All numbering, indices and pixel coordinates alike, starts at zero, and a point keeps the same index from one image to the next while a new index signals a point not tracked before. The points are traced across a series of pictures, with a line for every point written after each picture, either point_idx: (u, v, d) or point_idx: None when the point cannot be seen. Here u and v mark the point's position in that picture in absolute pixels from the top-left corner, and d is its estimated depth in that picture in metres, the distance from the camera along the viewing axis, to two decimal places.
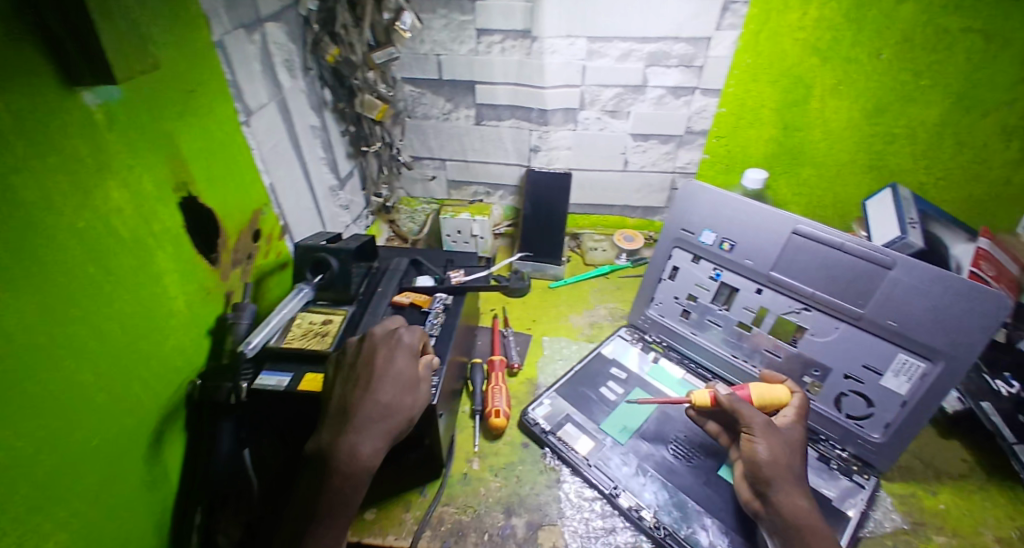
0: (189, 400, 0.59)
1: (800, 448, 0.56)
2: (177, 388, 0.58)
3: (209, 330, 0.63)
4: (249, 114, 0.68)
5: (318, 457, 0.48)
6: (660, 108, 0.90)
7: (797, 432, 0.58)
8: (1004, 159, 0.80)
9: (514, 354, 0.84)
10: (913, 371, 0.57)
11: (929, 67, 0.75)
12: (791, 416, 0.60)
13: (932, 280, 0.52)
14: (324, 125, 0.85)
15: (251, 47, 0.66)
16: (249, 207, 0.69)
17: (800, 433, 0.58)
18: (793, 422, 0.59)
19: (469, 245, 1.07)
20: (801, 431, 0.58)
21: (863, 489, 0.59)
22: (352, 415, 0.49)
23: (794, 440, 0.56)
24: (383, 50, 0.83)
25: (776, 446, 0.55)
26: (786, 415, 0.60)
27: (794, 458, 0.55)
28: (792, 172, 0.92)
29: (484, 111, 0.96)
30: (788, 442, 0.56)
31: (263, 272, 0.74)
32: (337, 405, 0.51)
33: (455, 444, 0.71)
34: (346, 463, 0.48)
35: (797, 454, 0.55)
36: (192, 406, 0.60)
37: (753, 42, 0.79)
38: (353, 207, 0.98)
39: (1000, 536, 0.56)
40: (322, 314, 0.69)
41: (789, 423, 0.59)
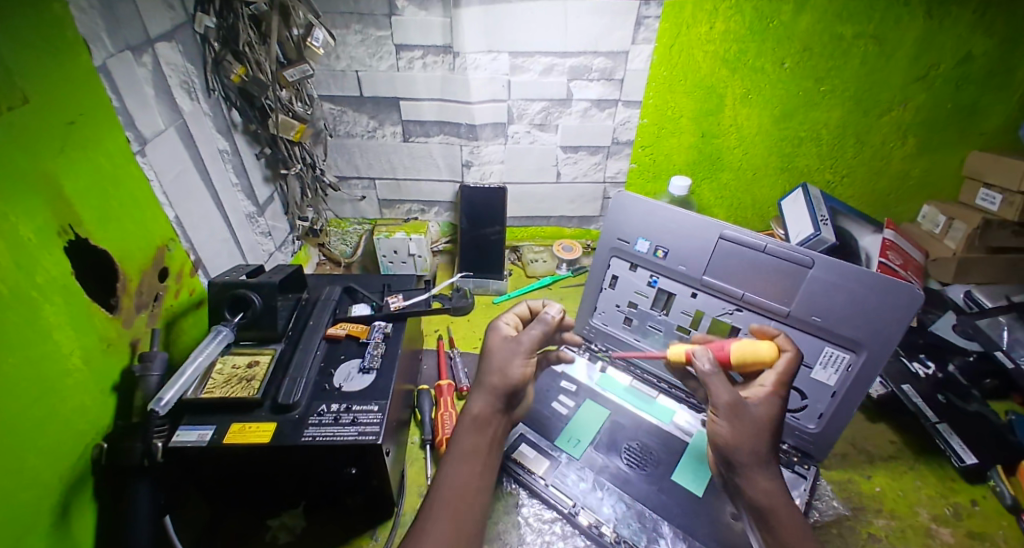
0: (94, 466, 0.52)
1: (771, 425, 0.52)
2: (78, 457, 0.51)
3: (114, 386, 0.55)
4: (144, 143, 0.59)
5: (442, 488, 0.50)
6: (586, 121, 0.92)
7: (774, 405, 0.53)
8: (901, 156, 0.92)
9: (463, 376, 0.81)
10: (840, 362, 0.61)
11: (827, 74, 0.83)
12: (769, 384, 0.55)
13: (848, 276, 0.58)
14: (235, 148, 0.77)
15: (140, 70, 0.58)
16: (152, 244, 0.60)
17: (778, 405, 0.53)
18: (772, 394, 0.54)
19: (407, 265, 1.03)
20: (779, 398, 0.54)
21: (804, 479, 0.62)
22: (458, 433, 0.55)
23: (766, 418, 0.52)
24: (296, 66, 0.76)
25: (742, 425, 0.52)
26: (767, 382, 0.55)
27: (761, 437, 0.52)
28: (713, 178, 0.98)
29: (411, 128, 0.93)
30: (758, 424, 0.52)
31: (175, 314, 0.65)
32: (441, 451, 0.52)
33: (406, 481, 0.67)
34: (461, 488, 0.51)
35: (768, 431, 0.52)
36: (100, 472, 0.53)
37: (667, 56, 0.83)
38: (275, 233, 0.90)
39: (935, 514, 0.60)
40: (247, 356, 0.62)
41: (767, 395, 0.54)
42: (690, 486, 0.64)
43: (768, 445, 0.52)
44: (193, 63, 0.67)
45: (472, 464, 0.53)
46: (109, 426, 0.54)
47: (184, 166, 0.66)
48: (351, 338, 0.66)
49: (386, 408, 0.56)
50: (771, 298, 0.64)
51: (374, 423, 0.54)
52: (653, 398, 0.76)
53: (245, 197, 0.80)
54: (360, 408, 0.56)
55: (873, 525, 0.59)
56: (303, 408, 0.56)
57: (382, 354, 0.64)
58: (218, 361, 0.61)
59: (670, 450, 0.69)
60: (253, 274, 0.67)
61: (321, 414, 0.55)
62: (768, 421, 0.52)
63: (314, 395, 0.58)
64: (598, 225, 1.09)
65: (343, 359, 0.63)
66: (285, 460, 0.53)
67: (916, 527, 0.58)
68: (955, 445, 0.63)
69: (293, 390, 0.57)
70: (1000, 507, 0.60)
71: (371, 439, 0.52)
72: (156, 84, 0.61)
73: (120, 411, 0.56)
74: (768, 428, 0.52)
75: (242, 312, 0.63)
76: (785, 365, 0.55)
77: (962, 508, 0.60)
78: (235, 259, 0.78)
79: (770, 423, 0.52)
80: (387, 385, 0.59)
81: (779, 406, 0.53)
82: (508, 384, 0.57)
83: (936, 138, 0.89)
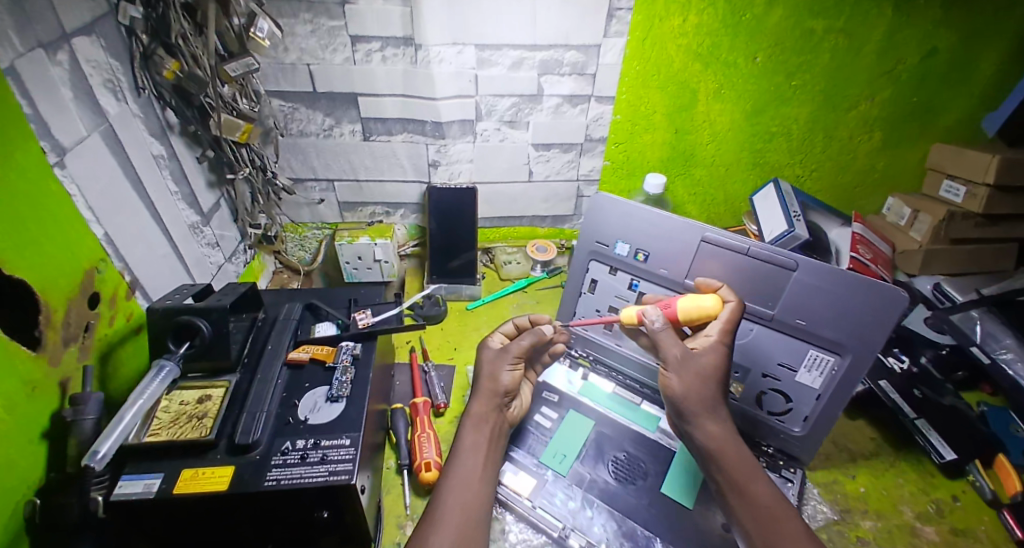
0: (28, 525, 0.46)
1: (715, 369, 0.60)
2: (8, 517, 0.44)
3: (43, 435, 0.48)
4: (62, 154, 0.50)
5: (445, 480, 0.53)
6: (558, 118, 0.89)
7: (718, 353, 0.61)
8: (867, 150, 0.96)
9: (439, 391, 0.77)
10: (823, 365, 0.66)
11: (798, 69, 0.84)
12: (714, 334, 0.62)
13: (830, 281, 0.61)
14: (172, 151, 0.68)
15: (54, 69, 0.49)
16: (80, 268, 0.52)
17: (723, 352, 0.61)
18: (716, 343, 0.61)
19: (374, 272, 0.97)
20: (722, 344, 0.61)
21: (792, 482, 0.70)
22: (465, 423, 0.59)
23: (712, 366, 0.60)
24: (239, 60, 0.69)
25: (689, 377, 0.60)
26: (712, 332, 0.62)
27: (708, 382, 0.60)
28: (687, 174, 0.98)
29: (372, 126, 0.86)
30: (703, 372, 0.60)
31: (111, 344, 0.57)
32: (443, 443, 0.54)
33: (384, 510, 0.63)
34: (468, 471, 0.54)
35: (714, 375, 0.60)
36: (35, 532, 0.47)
37: (640, 50, 0.80)
38: (224, 243, 0.81)
39: (917, 510, 0.69)
40: (197, 390, 0.55)
41: (712, 344, 0.61)
42: (678, 498, 0.64)
43: (714, 389, 0.60)
44: (118, 58, 0.58)
45: (476, 461, 0.57)
46: (41, 480, 0.47)
47: (111, 177, 0.57)
48: (316, 362, 0.60)
49: (360, 441, 0.51)
50: (755, 301, 0.67)
51: (347, 460, 0.49)
52: (636, 404, 0.76)
53: (187, 205, 0.71)
54: (330, 443, 0.51)
55: (861, 527, 0.67)
56: (265, 447, 0.50)
57: (352, 380, 0.59)
58: (164, 399, 0.54)
59: (658, 460, 0.69)
60: (201, 295, 0.60)
61: (286, 453, 0.50)
62: (714, 367, 0.60)
63: (276, 432, 0.52)
64: (571, 224, 1.07)
65: (308, 387, 0.57)
66: (249, 508, 0.48)
67: (899, 522, 0.67)
68: (933, 441, 0.73)
69: (253, 428, 0.51)
70: (980, 500, 0.70)
71: (344, 479, 0.47)
72: (75, 85, 0.52)
73: (52, 462, 0.49)
74: (714, 374, 0.60)
75: (188, 341, 0.56)
76: (728, 314, 0.62)
77: (944, 504, 0.69)
78: (180, 276, 0.70)
79: (716, 369, 0.60)
80: (359, 415, 0.54)
81: (724, 352, 0.61)
82: (499, 388, 0.64)
83: (898, 132, 0.94)
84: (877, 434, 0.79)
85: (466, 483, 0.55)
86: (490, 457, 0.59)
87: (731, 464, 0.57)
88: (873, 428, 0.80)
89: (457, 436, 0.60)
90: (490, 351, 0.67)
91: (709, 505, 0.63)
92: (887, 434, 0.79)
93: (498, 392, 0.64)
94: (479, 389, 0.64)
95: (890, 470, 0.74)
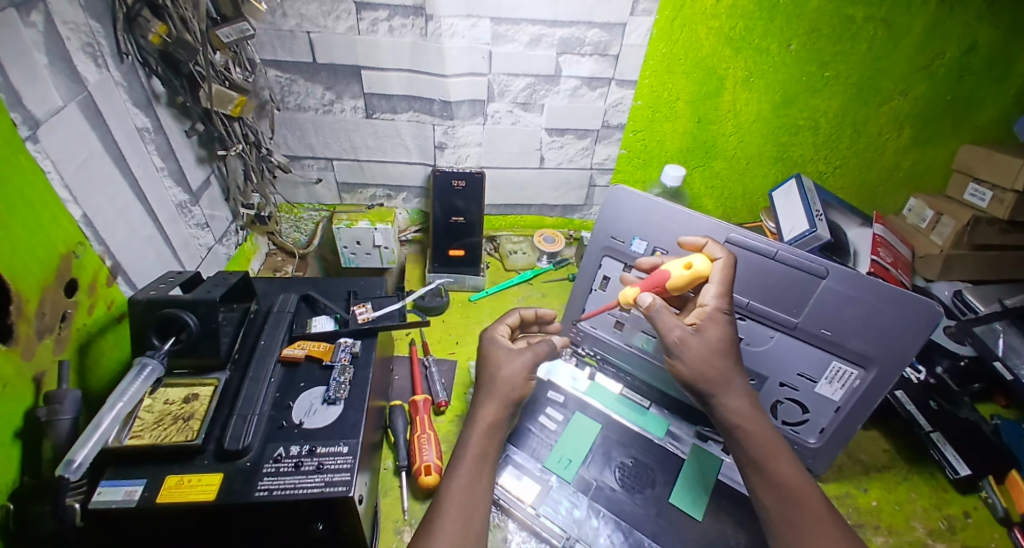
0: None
1: (722, 341, 0.57)
2: None
3: (17, 434, 0.44)
4: (36, 127, 0.45)
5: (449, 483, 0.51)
6: (575, 101, 0.83)
7: (716, 321, 0.57)
8: (895, 147, 0.91)
9: (440, 389, 0.74)
10: (846, 378, 0.62)
11: (833, 59, 0.79)
12: (710, 302, 0.57)
13: (862, 289, 0.57)
14: (159, 124, 0.62)
15: (27, 32, 0.44)
16: (54, 253, 0.47)
17: (723, 319, 0.57)
18: (714, 312, 0.57)
19: (373, 257, 0.93)
20: (721, 306, 0.57)
21: None
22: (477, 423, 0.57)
23: (716, 339, 0.57)
24: (232, 24, 0.62)
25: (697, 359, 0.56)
26: (708, 299, 0.58)
27: (717, 358, 0.56)
28: (706, 166, 0.93)
29: (375, 102, 0.80)
30: (709, 348, 0.56)
31: (90, 335, 0.52)
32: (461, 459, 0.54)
33: (381, 515, 0.60)
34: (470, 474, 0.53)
35: (719, 348, 0.57)
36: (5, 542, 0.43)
37: (668, 31, 0.74)
38: (215, 224, 0.76)
39: (929, 527, 0.67)
40: (183, 388, 0.52)
41: (710, 314, 0.57)
42: (688, 510, 0.61)
43: (726, 365, 0.57)
44: (99, 20, 0.52)
45: (479, 471, 0.53)
46: (14, 483, 0.43)
47: (89, 152, 0.52)
48: (312, 359, 0.56)
49: (358, 449, 0.48)
50: (777, 309, 0.62)
51: (344, 469, 0.46)
52: (645, 408, 0.72)
53: (174, 183, 0.66)
54: (326, 450, 0.47)
55: (873, 542, 0.65)
56: (257, 454, 0.47)
57: (350, 382, 0.55)
58: (147, 397, 0.51)
59: (667, 466, 0.66)
60: (188, 285, 0.55)
61: (278, 460, 0.46)
62: (716, 339, 0.57)
63: (267, 436, 0.48)
64: (581, 214, 1.02)
65: (303, 387, 0.53)
66: (238, 519, 0.44)
67: (912, 538, 0.65)
68: (949, 456, 0.71)
69: (242, 433, 0.47)
70: (992, 518, 0.68)
71: (341, 491, 0.44)
72: (50, 49, 0.46)
73: (27, 464, 0.45)
74: (721, 346, 0.57)
75: (174, 337, 0.52)
76: (715, 277, 0.58)
77: (955, 520, 0.68)
78: (166, 260, 0.66)
79: (721, 340, 0.57)
80: (357, 420, 0.51)
81: (723, 319, 0.57)
82: (513, 396, 0.59)
83: (928, 130, 0.89)
84: (891, 447, 0.77)
85: (467, 496, 0.51)
86: (494, 468, 0.55)
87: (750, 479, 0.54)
88: (888, 439, 0.78)
89: (463, 439, 0.56)
90: (495, 338, 0.64)
91: (720, 517, 0.61)
92: (900, 446, 0.77)
93: (512, 400, 0.59)
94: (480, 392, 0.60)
95: (904, 484, 0.72)
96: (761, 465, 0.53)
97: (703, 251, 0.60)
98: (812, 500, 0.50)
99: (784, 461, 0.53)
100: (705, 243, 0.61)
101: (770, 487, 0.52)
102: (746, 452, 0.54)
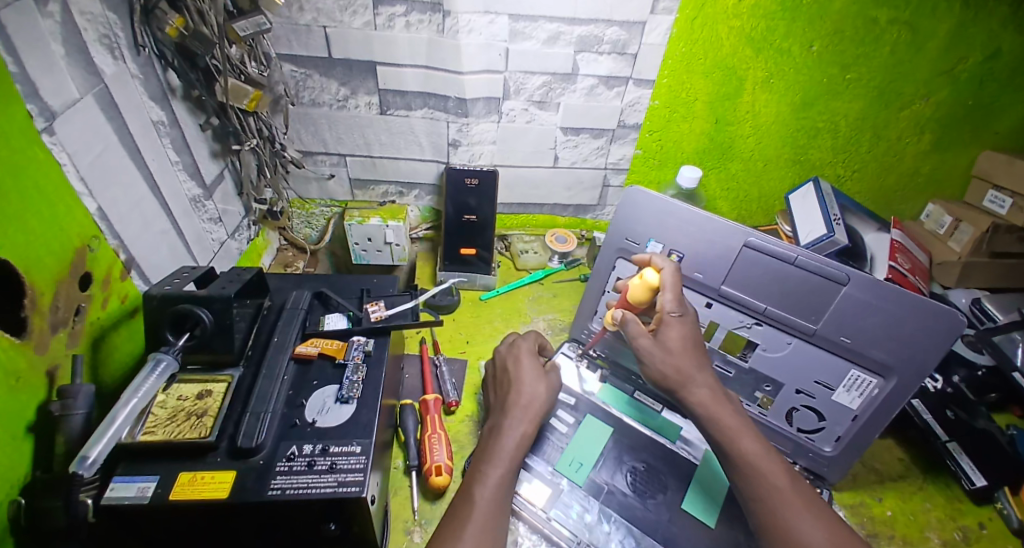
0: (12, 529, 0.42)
1: (681, 342, 0.59)
2: None
3: (29, 429, 0.43)
4: (51, 117, 0.44)
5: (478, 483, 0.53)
6: (591, 100, 0.82)
7: (669, 324, 0.60)
8: (915, 152, 0.89)
9: (450, 389, 0.74)
10: (864, 386, 0.61)
11: (855, 61, 0.77)
12: (666, 308, 0.60)
13: (883, 297, 0.56)
14: (174, 117, 0.62)
15: (44, 21, 0.43)
16: (69, 247, 0.47)
17: (678, 322, 0.60)
18: (671, 317, 0.60)
19: (384, 254, 0.92)
20: (675, 311, 0.60)
21: None
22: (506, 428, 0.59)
23: (676, 340, 0.59)
24: (249, 18, 0.62)
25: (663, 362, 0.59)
26: (663, 306, 0.60)
27: (678, 358, 0.59)
28: (722, 167, 0.92)
29: (390, 99, 0.80)
30: (666, 350, 0.59)
31: (103, 329, 0.52)
32: (491, 459, 0.55)
33: (390, 514, 0.60)
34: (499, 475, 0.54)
35: (677, 350, 0.59)
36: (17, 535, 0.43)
37: (688, 30, 0.73)
38: (227, 218, 0.76)
39: (944, 538, 0.66)
40: (196, 384, 0.52)
41: (667, 320, 0.60)
42: (701, 516, 0.61)
43: (689, 364, 0.59)
44: (116, 11, 0.51)
45: (508, 474, 0.55)
46: (25, 477, 0.43)
47: (105, 144, 0.52)
48: (325, 357, 0.56)
49: (371, 449, 0.47)
50: (795, 315, 0.61)
51: (357, 469, 0.45)
52: (657, 412, 0.72)
53: (188, 177, 0.66)
54: (339, 449, 0.47)
55: None
56: (269, 452, 0.46)
57: (363, 380, 0.54)
58: (161, 393, 0.50)
59: (678, 472, 0.65)
60: (202, 281, 0.55)
61: (292, 459, 0.46)
62: (671, 342, 0.59)
63: (280, 435, 0.48)
64: (594, 214, 1.01)
65: (316, 385, 0.53)
66: (249, 517, 0.44)
67: None
68: (965, 466, 0.70)
69: (256, 431, 0.47)
70: (1007, 530, 0.67)
71: (354, 492, 0.43)
72: (67, 38, 0.46)
73: (39, 458, 0.44)
74: (678, 348, 0.59)
75: (188, 332, 0.51)
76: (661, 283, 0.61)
77: (971, 531, 0.66)
78: (179, 255, 0.65)
79: (677, 342, 0.59)
80: (370, 420, 0.50)
81: (672, 322, 0.60)
82: (541, 410, 0.62)
83: (949, 136, 0.87)
84: (906, 456, 0.75)
85: (495, 498, 0.52)
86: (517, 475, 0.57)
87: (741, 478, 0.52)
88: (903, 449, 0.77)
89: (495, 443, 0.57)
90: (525, 353, 0.69)
91: (732, 524, 0.60)
92: (915, 456, 0.76)
93: (539, 413, 0.62)
94: (507, 403, 0.62)
95: (919, 494, 0.71)
96: (764, 483, 0.51)
97: (651, 264, 0.64)
98: (820, 521, 0.48)
99: (788, 480, 0.51)
100: (651, 258, 0.64)
101: (775, 508, 0.49)
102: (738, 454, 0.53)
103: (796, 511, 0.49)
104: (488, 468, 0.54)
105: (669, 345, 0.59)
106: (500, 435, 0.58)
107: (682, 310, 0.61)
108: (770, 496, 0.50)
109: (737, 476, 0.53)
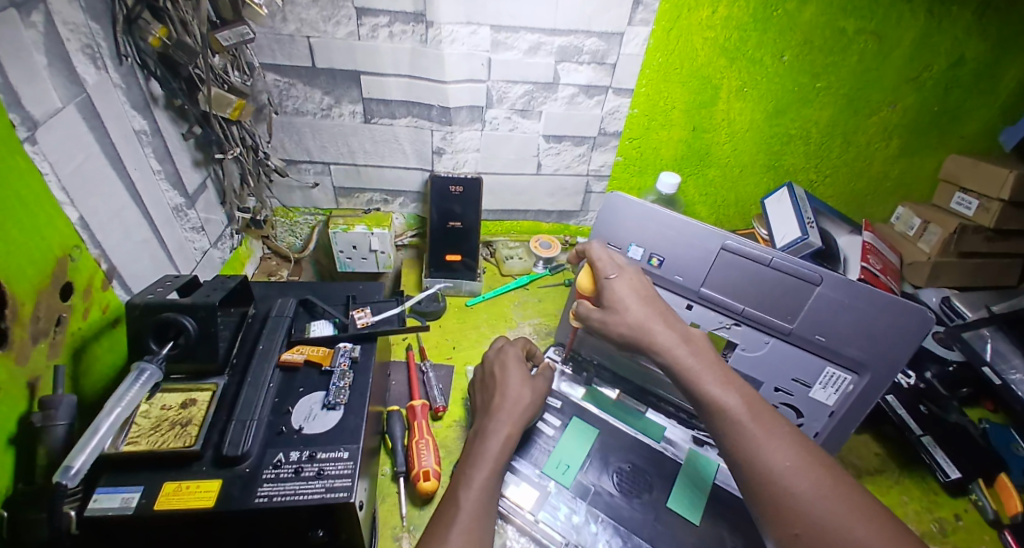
0: None
1: (633, 296, 0.59)
2: None
3: (10, 440, 0.43)
4: (32, 127, 0.44)
5: (465, 484, 0.53)
6: (572, 108, 0.84)
7: (610, 287, 0.60)
8: (884, 157, 0.93)
9: (437, 394, 0.74)
10: (840, 383, 0.63)
11: (824, 70, 0.81)
12: (608, 274, 0.61)
13: (855, 296, 0.58)
14: (156, 126, 0.62)
15: (27, 32, 0.43)
16: (50, 256, 0.46)
17: (620, 282, 0.60)
18: (610, 281, 0.60)
19: (368, 262, 0.92)
20: (616, 273, 0.61)
21: None
22: (488, 427, 0.60)
23: (628, 296, 0.59)
24: (232, 28, 0.62)
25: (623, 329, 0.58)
26: (604, 275, 0.61)
27: (630, 314, 0.57)
28: (700, 173, 0.95)
29: (373, 107, 0.80)
30: (616, 314, 0.58)
31: (84, 339, 0.52)
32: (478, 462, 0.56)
33: (379, 521, 0.60)
34: (482, 477, 0.54)
35: (623, 305, 0.58)
36: None
37: (665, 40, 0.76)
38: (210, 227, 0.75)
39: (923, 530, 0.68)
40: (180, 394, 0.51)
41: (611, 283, 0.60)
42: (686, 514, 0.62)
43: (642, 315, 0.57)
44: (98, 21, 0.51)
45: (494, 477, 0.55)
46: (7, 491, 0.42)
47: (86, 153, 0.51)
48: (311, 364, 0.56)
49: (358, 454, 0.47)
50: (772, 315, 0.63)
51: (344, 475, 0.46)
52: (641, 413, 0.73)
53: (170, 186, 0.65)
54: (326, 455, 0.47)
55: None
56: (256, 459, 0.46)
57: (350, 386, 0.55)
58: (144, 403, 0.50)
59: (664, 471, 0.66)
60: (185, 289, 0.54)
61: (278, 466, 0.46)
62: (615, 298, 0.59)
63: (266, 442, 0.48)
64: (577, 220, 1.03)
65: (303, 392, 0.53)
66: (237, 525, 0.44)
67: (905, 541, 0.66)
68: (940, 460, 0.73)
69: (242, 439, 0.47)
70: (982, 520, 0.69)
71: (342, 497, 0.44)
72: (50, 49, 0.46)
73: (21, 470, 0.44)
74: (627, 304, 0.58)
75: (171, 341, 0.51)
76: (589, 257, 0.63)
77: (947, 523, 0.69)
78: (161, 263, 0.65)
79: (623, 296, 0.59)
80: (357, 425, 0.50)
81: (612, 283, 0.60)
82: (524, 410, 0.63)
83: (917, 140, 0.91)
84: (883, 450, 0.78)
85: (480, 503, 0.52)
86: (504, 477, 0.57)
87: (712, 420, 0.51)
88: (879, 443, 0.79)
89: (480, 446, 0.58)
90: (512, 357, 0.70)
91: (717, 522, 0.61)
92: (891, 450, 0.78)
93: (524, 412, 0.63)
94: (491, 406, 0.63)
95: (896, 487, 0.73)
96: (724, 420, 0.49)
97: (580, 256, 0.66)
98: (786, 447, 0.46)
99: (749, 412, 0.49)
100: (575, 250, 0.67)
101: (739, 443, 0.48)
102: (699, 397, 0.51)
103: (756, 442, 0.47)
104: (475, 472, 0.55)
105: (627, 310, 0.58)
106: (487, 437, 0.59)
107: (620, 270, 0.61)
108: (731, 433, 0.48)
109: (704, 415, 0.51)
